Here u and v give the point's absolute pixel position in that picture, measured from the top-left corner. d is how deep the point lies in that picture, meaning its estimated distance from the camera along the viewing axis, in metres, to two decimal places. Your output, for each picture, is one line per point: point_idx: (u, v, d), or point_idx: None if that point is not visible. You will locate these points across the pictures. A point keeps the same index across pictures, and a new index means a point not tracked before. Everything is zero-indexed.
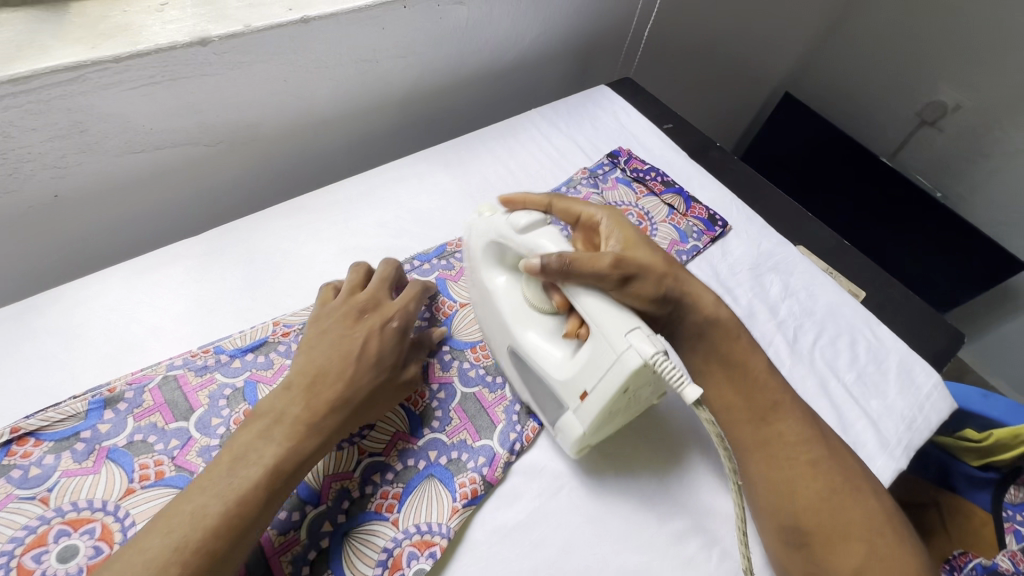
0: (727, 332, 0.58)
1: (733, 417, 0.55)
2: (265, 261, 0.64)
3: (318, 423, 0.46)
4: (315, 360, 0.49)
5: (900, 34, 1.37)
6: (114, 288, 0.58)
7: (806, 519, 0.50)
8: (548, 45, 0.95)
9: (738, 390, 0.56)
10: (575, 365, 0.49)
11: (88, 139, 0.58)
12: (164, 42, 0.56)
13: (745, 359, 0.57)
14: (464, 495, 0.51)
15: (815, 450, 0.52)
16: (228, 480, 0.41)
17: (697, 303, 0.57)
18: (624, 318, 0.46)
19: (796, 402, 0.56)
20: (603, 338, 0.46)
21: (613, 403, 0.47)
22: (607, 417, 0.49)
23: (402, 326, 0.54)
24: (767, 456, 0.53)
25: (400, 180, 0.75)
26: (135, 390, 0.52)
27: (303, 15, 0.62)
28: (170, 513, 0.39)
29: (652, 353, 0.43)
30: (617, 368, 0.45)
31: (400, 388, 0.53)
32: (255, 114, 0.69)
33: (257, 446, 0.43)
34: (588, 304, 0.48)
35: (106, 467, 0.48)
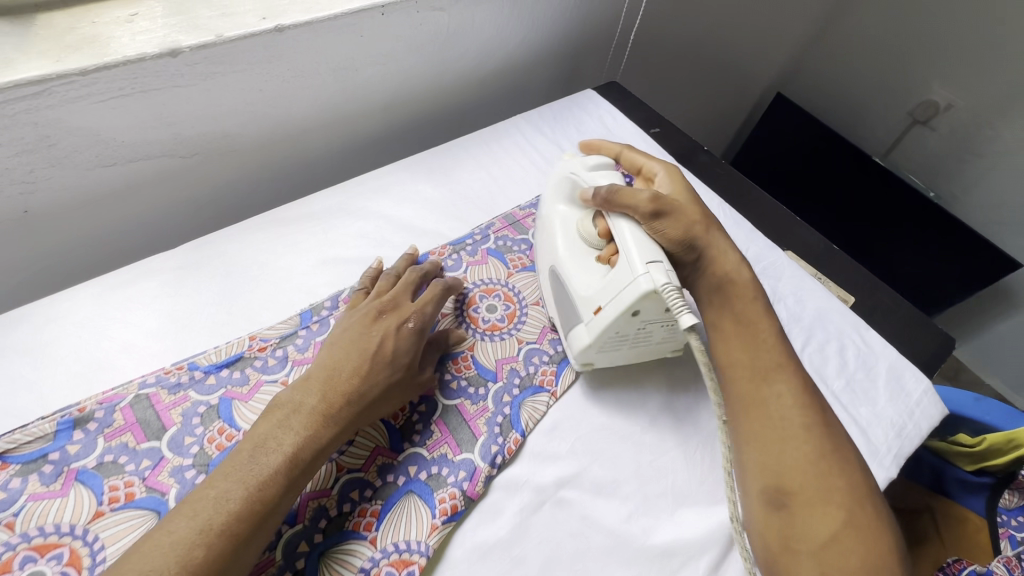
0: (741, 293, 0.58)
1: (734, 371, 0.54)
2: (242, 275, 0.63)
3: (334, 414, 0.48)
4: (336, 356, 0.51)
5: (890, 33, 1.37)
6: (85, 305, 0.57)
7: (790, 480, 0.48)
8: (532, 50, 0.94)
9: (745, 346, 0.55)
10: (597, 283, 0.55)
11: (57, 153, 0.57)
12: (132, 53, 0.55)
13: (756, 320, 0.56)
14: (444, 511, 0.50)
15: (810, 415, 0.51)
16: (249, 467, 0.43)
17: (718, 261, 0.58)
18: (648, 250, 0.52)
19: (798, 367, 0.54)
20: (626, 261, 0.52)
21: (620, 322, 0.53)
22: (614, 335, 0.54)
23: (419, 326, 0.56)
24: (760, 413, 0.51)
25: (381, 189, 0.74)
26: (106, 409, 0.51)
27: (277, 24, 0.61)
28: (193, 499, 0.41)
29: (664, 283, 0.49)
30: (631, 289, 0.51)
31: (415, 386, 0.55)
32: (232, 125, 0.68)
33: (276, 434, 0.45)
34: (621, 226, 0.55)
35: (74, 490, 0.46)
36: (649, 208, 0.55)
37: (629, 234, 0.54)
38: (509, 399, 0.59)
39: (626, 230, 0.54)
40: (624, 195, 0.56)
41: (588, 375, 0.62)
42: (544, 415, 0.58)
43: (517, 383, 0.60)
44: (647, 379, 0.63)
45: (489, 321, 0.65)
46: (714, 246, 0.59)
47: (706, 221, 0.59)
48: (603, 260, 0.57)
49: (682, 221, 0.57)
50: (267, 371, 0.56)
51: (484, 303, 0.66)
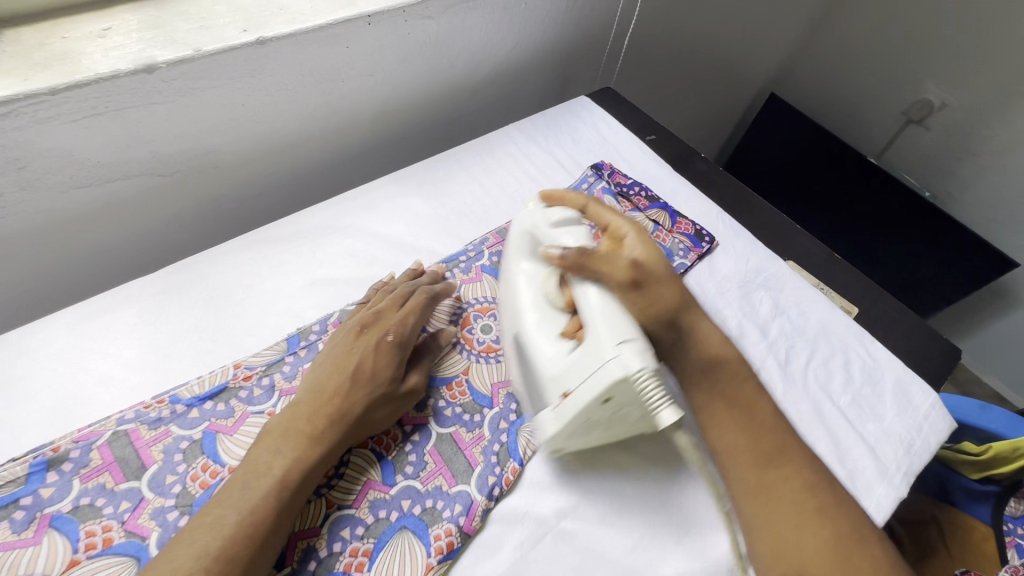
0: (732, 374, 0.54)
1: (734, 457, 0.49)
2: (226, 300, 0.60)
3: (320, 435, 0.48)
4: (316, 378, 0.51)
5: (884, 32, 1.35)
6: (60, 335, 0.55)
7: (813, 568, 0.43)
8: (524, 57, 0.92)
9: (743, 430, 0.50)
10: (562, 364, 0.48)
11: (28, 176, 0.54)
12: (105, 70, 0.53)
13: (749, 403, 0.52)
14: (439, 549, 0.48)
15: (820, 495, 0.47)
16: (243, 491, 0.44)
17: (703, 342, 0.55)
18: (622, 329, 0.47)
19: (801, 446, 0.51)
20: (597, 340, 0.47)
21: (590, 411, 0.46)
22: (583, 423, 0.47)
23: (400, 338, 0.55)
24: (769, 501, 0.47)
25: (370, 205, 0.72)
26: (81, 448, 0.48)
27: (258, 37, 0.59)
28: (191, 526, 0.41)
29: (638, 368, 0.44)
30: (602, 373, 0.45)
31: (402, 399, 0.53)
32: (214, 142, 0.66)
33: (268, 458, 0.46)
34: (586, 295, 0.51)
35: (48, 537, 0.44)
36: (625, 277, 0.52)
37: (603, 306, 0.49)
38: (506, 425, 0.56)
39: (591, 301, 0.50)
40: (600, 262, 0.52)
41: None
42: None
43: (514, 408, 0.58)
44: None
45: (484, 342, 0.62)
46: (695, 326, 0.55)
47: (686, 300, 0.56)
48: (569, 335, 0.51)
49: (664, 298, 0.54)
50: (253, 402, 0.53)
51: (478, 324, 0.64)
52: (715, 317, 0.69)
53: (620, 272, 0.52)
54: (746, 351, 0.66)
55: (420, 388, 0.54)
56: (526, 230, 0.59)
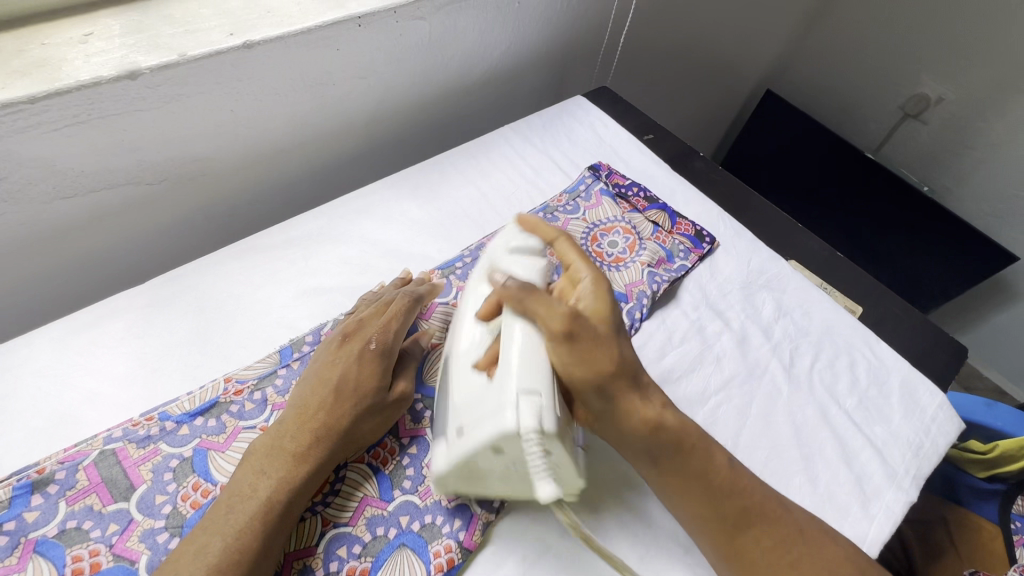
0: (682, 442, 0.48)
1: (701, 525, 0.48)
2: (217, 311, 0.59)
3: (305, 452, 0.46)
4: (300, 394, 0.50)
5: (880, 27, 1.34)
6: (45, 351, 0.53)
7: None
8: (519, 58, 0.91)
9: (700, 500, 0.47)
10: (468, 398, 0.45)
11: (8, 187, 0.53)
12: (87, 77, 0.51)
13: (706, 468, 0.47)
14: (439, 567, 0.46)
15: (796, 548, 0.46)
16: (228, 517, 0.42)
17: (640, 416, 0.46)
18: (530, 377, 0.42)
19: (767, 496, 0.48)
20: (502, 381, 0.43)
21: (477, 457, 0.43)
22: (472, 468, 0.44)
23: (382, 346, 0.53)
24: (746, 568, 0.46)
25: (364, 211, 0.70)
26: (67, 469, 0.46)
27: (245, 40, 0.57)
28: (177, 555, 0.40)
29: (530, 427, 0.40)
30: (494, 420, 0.41)
31: (391, 408, 0.51)
32: (203, 149, 0.64)
33: (252, 480, 0.44)
34: (512, 331, 0.46)
35: (33, 563, 0.42)
36: (559, 327, 0.44)
37: (518, 348, 0.44)
38: None
39: (513, 338, 0.45)
40: (537, 300, 0.45)
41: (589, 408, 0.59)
42: None
43: None
44: None
45: None
46: (628, 401, 0.46)
47: (626, 368, 0.46)
48: (483, 368, 0.47)
49: (594, 364, 0.45)
50: (245, 416, 0.52)
51: None
52: (717, 320, 0.68)
53: (553, 320, 0.44)
54: (750, 354, 0.65)
55: (410, 393, 0.53)
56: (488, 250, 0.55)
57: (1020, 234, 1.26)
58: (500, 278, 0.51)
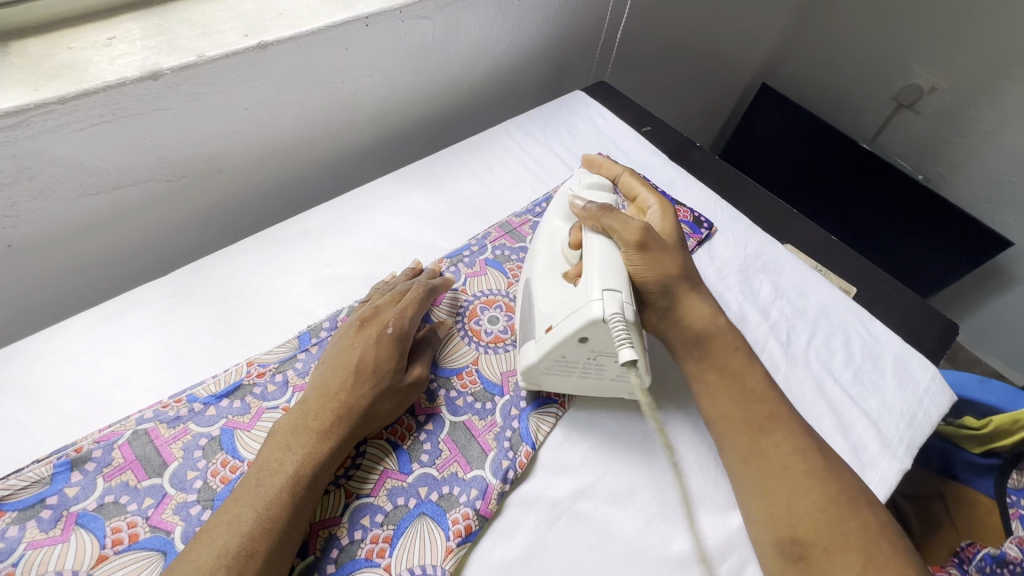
0: (723, 345, 0.58)
1: (730, 426, 0.54)
2: (237, 300, 0.61)
3: (328, 431, 0.49)
4: (320, 377, 0.52)
5: (871, 18, 1.37)
6: (76, 339, 0.56)
7: (804, 529, 0.48)
8: (519, 54, 0.94)
9: (735, 401, 0.55)
10: (555, 301, 0.53)
11: (38, 184, 0.55)
12: (112, 78, 0.54)
13: (742, 369, 0.57)
14: (458, 532, 0.49)
15: (809, 460, 0.51)
16: (257, 490, 0.45)
17: (695, 314, 0.59)
18: (611, 279, 0.51)
19: (791, 414, 0.55)
20: (587, 285, 0.51)
21: (566, 346, 0.51)
22: (559, 359, 0.52)
23: (398, 332, 0.55)
24: (760, 467, 0.52)
25: (374, 204, 0.73)
26: (103, 448, 0.49)
27: (260, 41, 0.60)
28: (210, 526, 0.43)
29: (612, 313, 0.48)
30: (582, 312, 0.49)
31: (406, 391, 0.54)
32: (219, 146, 0.67)
33: (278, 456, 0.47)
34: (594, 242, 0.55)
35: (75, 535, 0.45)
36: (634, 239, 0.55)
37: (598, 254, 0.53)
38: (517, 412, 0.58)
39: (596, 248, 0.54)
40: (616, 218, 0.55)
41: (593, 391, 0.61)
42: (552, 427, 0.57)
43: (523, 396, 0.59)
44: (659, 382, 0.62)
45: (491, 333, 0.64)
46: (688, 299, 0.59)
47: (686, 272, 0.59)
48: (569, 278, 0.55)
49: (663, 267, 0.57)
50: (268, 397, 0.54)
51: (485, 315, 0.65)
52: (717, 301, 0.70)
53: (629, 233, 0.55)
54: (748, 333, 0.68)
55: (424, 378, 0.56)
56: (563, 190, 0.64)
57: (1013, 219, 1.29)
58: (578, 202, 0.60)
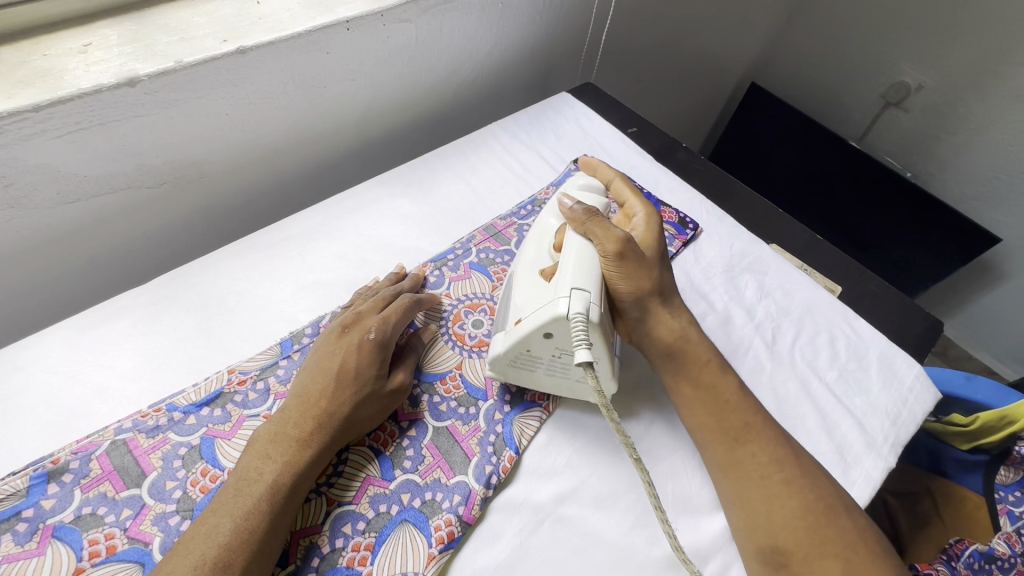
0: (696, 357, 0.58)
1: (706, 436, 0.55)
2: (219, 307, 0.61)
3: (309, 438, 0.48)
4: (302, 384, 0.52)
5: (858, 17, 1.38)
6: (55, 348, 0.55)
7: (783, 538, 0.49)
8: (505, 56, 0.93)
9: (711, 413, 0.55)
10: (529, 296, 0.54)
11: (15, 194, 0.55)
12: (88, 85, 0.53)
13: (716, 383, 0.56)
14: (440, 539, 0.49)
15: (788, 469, 0.51)
16: (235, 499, 0.44)
17: (665, 326, 0.58)
18: (580, 278, 0.50)
19: (768, 422, 0.55)
20: (558, 281, 0.51)
21: (531, 341, 0.51)
22: (524, 354, 0.53)
23: (381, 338, 0.55)
24: (740, 476, 0.52)
25: (358, 208, 0.73)
26: (81, 459, 0.48)
27: (239, 46, 0.60)
28: (187, 537, 0.42)
29: (577, 312, 0.48)
30: (548, 308, 0.50)
31: (388, 398, 0.54)
32: (201, 152, 0.66)
33: (258, 465, 0.46)
34: (574, 245, 0.54)
35: (52, 548, 0.44)
36: (613, 248, 0.54)
37: (575, 258, 0.53)
38: (501, 417, 0.57)
39: (574, 249, 0.54)
40: (600, 224, 0.55)
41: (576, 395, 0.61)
42: (536, 432, 0.57)
43: (507, 400, 0.59)
44: (645, 383, 0.62)
45: (475, 337, 0.63)
46: (659, 315, 0.58)
47: (662, 287, 0.58)
48: (545, 276, 0.55)
49: (639, 281, 0.56)
50: (249, 405, 0.54)
51: (469, 319, 0.65)
52: (702, 303, 0.70)
53: (609, 241, 0.55)
54: (734, 333, 0.68)
55: (407, 385, 0.55)
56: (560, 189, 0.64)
57: (1001, 215, 1.30)
58: (570, 200, 0.59)
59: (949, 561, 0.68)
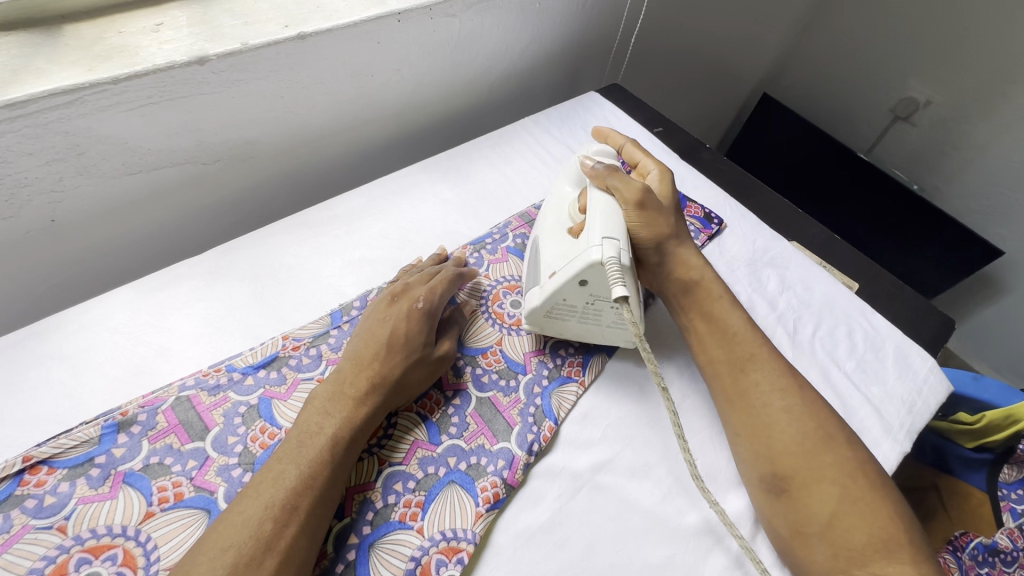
0: (708, 293, 0.63)
1: (716, 369, 0.59)
2: (272, 278, 0.64)
3: (363, 398, 0.51)
4: (356, 347, 0.55)
5: (871, 33, 1.42)
6: (118, 309, 0.58)
7: (782, 464, 0.52)
8: (538, 55, 0.97)
9: (719, 346, 0.60)
10: (560, 252, 0.59)
11: (86, 162, 0.58)
12: (162, 62, 0.56)
13: (725, 317, 0.61)
14: (487, 499, 0.51)
15: (789, 397, 0.55)
16: (298, 450, 0.47)
17: (684, 264, 0.63)
18: (610, 229, 0.55)
19: (773, 354, 0.59)
20: (587, 234, 0.56)
21: (566, 289, 0.55)
22: (559, 303, 0.57)
23: (427, 308, 0.58)
24: (745, 405, 0.56)
25: (400, 192, 0.76)
26: (148, 412, 0.51)
27: (300, 32, 0.63)
28: (257, 481, 0.45)
29: (610, 256, 0.52)
30: (582, 257, 0.54)
31: (434, 365, 0.57)
32: (254, 132, 0.69)
33: (318, 419, 0.49)
34: (596, 198, 0.60)
35: (123, 492, 0.47)
36: (633, 198, 0.60)
37: (598, 210, 0.58)
38: (540, 390, 0.60)
39: (601, 201, 0.59)
40: (620, 178, 0.61)
41: (608, 374, 0.64)
42: (573, 405, 0.60)
43: (545, 374, 0.62)
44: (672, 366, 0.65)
45: (514, 316, 0.66)
46: (678, 254, 0.63)
47: (676, 233, 0.64)
48: (572, 233, 0.60)
49: (656, 226, 0.61)
50: (303, 369, 0.57)
51: (508, 299, 0.68)
52: None
53: (629, 192, 0.60)
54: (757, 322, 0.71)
55: (453, 353, 0.58)
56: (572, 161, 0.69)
57: (1003, 229, 1.33)
58: (589, 163, 0.64)
59: (955, 552, 0.70)
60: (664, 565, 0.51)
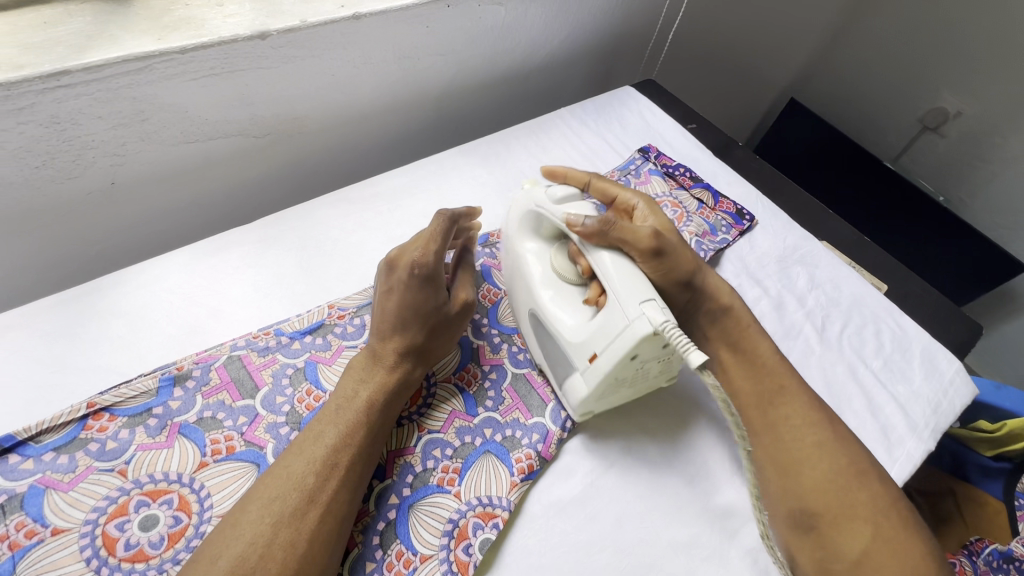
0: (738, 322, 0.63)
1: (742, 401, 0.59)
2: (318, 249, 0.66)
3: (393, 367, 0.53)
4: (374, 321, 0.55)
5: (905, 42, 1.42)
6: (173, 272, 0.60)
7: (813, 501, 0.52)
8: (576, 46, 0.98)
9: (748, 378, 0.60)
10: (588, 329, 0.53)
11: (148, 128, 0.60)
12: (226, 34, 0.58)
13: (756, 346, 0.61)
14: (521, 470, 0.53)
15: (820, 432, 0.55)
16: (337, 411, 0.49)
17: (715, 292, 0.64)
18: (641, 289, 0.50)
19: (803, 387, 0.59)
20: (619, 302, 0.50)
21: (619, 368, 0.50)
22: (613, 381, 0.52)
23: (426, 271, 0.54)
24: (773, 437, 0.56)
25: (440, 173, 0.78)
26: (202, 368, 0.53)
27: (355, 12, 0.65)
28: (300, 439, 0.47)
29: (661, 321, 0.47)
30: (627, 332, 0.48)
31: (455, 323, 0.57)
32: (304, 109, 0.72)
33: (353, 386, 0.51)
34: (606, 260, 0.53)
35: (179, 442, 0.49)
36: (643, 246, 0.56)
37: (614, 271, 0.52)
38: None
39: (614, 262, 0.53)
40: (622, 230, 0.54)
41: None
42: None
43: None
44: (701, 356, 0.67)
45: None
46: (709, 283, 0.64)
47: (697, 264, 0.63)
48: (591, 303, 0.56)
49: (675, 267, 0.60)
50: (347, 337, 0.59)
51: None
52: (756, 287, 0.75)
53: (641, 241, 0.56)
54: (786, 318, 0.73)
55: (474, 301, 0.58)
56: (532, 208, 0.61)
57: None
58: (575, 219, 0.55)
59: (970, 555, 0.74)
60: (689, 544, 0.53)
